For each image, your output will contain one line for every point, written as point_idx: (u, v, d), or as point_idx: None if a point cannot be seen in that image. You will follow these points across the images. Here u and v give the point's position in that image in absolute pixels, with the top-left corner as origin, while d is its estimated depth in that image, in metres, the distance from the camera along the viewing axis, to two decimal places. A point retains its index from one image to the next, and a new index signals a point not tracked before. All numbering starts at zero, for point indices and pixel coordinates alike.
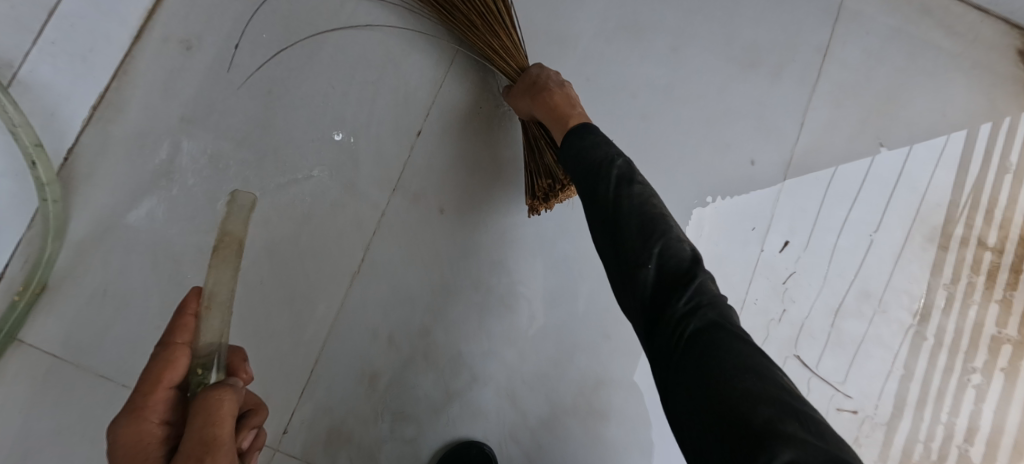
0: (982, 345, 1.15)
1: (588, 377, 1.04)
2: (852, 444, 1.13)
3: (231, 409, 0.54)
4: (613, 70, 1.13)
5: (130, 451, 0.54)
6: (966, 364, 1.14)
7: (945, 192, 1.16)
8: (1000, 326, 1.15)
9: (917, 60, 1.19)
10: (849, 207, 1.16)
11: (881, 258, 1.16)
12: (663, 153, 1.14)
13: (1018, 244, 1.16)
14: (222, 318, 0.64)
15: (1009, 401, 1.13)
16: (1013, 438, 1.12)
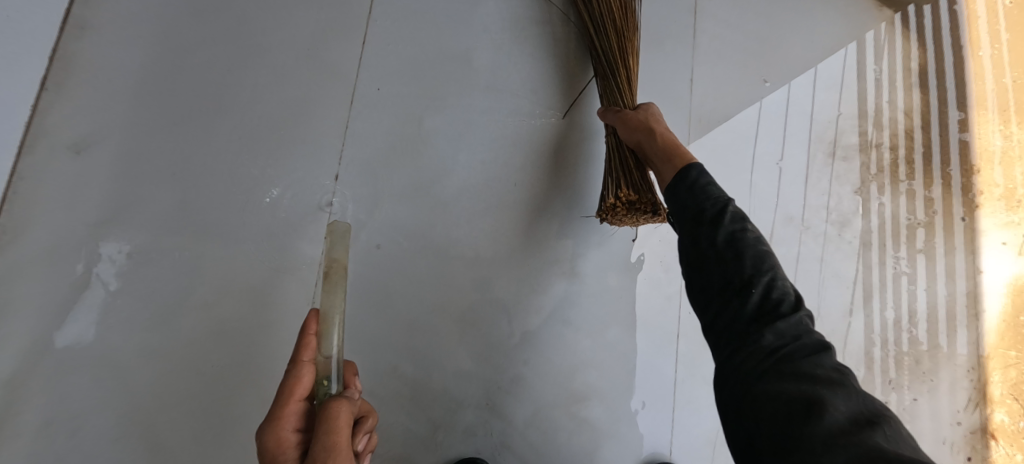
0: (898, 234, 1.24)
1: (559, 369, 1.11)
2: None
3: (347, 416, 0.71)
4: (512, 74, 1.17)
5: (273, 449, 0.71)
6: (883, 254, 1.24)
7: (830, 109, 1.26)
8: (910, 214, 1.25)
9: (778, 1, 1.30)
10: (749, 142, 1.23)
11: (796, 179, 1.24)
12: (581, 137, 1.17)
13: (906, 137, 1.27)
14: (337, 335, 0.80)
15: (934, 278, 1.23)
16: (946, 311, 1.22)
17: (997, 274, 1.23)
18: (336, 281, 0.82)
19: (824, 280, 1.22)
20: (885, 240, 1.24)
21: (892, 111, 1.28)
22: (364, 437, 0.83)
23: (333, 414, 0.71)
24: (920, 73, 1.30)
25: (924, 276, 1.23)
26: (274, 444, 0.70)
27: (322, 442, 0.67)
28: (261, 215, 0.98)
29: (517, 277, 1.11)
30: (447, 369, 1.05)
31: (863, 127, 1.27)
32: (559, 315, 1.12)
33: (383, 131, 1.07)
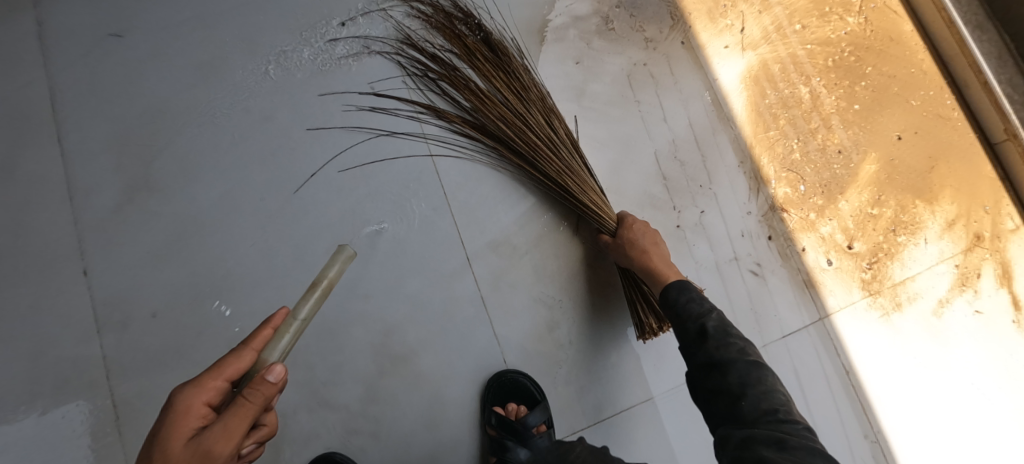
0: (758, 223, 1.29)
1: (422, 369, 1.09)
2: None
3: (249, 417, 0.62)
4: (380, 69, 1.21)
5: (179, 414, 0.63)
6: (741, 246, 1.27)
7: (687, 114, 1.33)
8: (777, 208, 1.30)
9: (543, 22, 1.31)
10: (693, 142, 1.32)
11: (647, 174, 1.28)
12: (453, 132, 1.21)
13: (764, 133, 1.35)
14: (290, 343, 0.71)
15: (793, 265, 1.28)
16: (809, 296, 1.27)
17: (912, 280, 1.32)
18: (310, 287, 0.71)
19: (746, 272, 1.26)
20: (821, 229, 1.31)
21: (750, 110, 1.36)
22: (255, 444, 0.72)
23: (243, 400, 0.62)
24: (839, 86, 1.42)
25: (848, 273, 1.29)
26: (177, 408, 0.63)
27: (213, 431, 0.60)
28: (137, 211, 1.08)
29: (388, 268, 1.12)
30: (357, 354, 1.07)
31: (801, 127, 1.37)
32: (428, 306, 1.12)
33: (258, 130, 1.14)
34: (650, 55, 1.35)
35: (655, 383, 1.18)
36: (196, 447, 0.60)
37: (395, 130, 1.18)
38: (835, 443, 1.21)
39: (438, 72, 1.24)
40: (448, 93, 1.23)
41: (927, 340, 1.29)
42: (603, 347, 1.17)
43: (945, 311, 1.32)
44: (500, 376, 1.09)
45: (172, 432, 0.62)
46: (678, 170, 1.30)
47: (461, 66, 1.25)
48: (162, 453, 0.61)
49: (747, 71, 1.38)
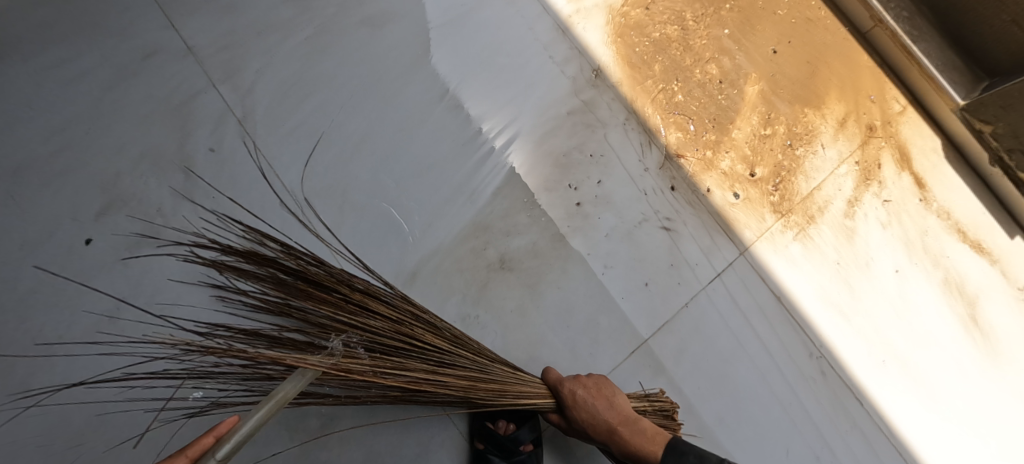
0: (658, 175, 1.25)
1: (349, 431, 1.01)
2: (619, 321, 1.17)
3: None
4: (216, 125, 1.07)
5: None
6: (646, 204, 1.23)
7: (561, 84, 1.27)
8: (673, 155, 1.27)
9: (383, 25, 1.19)
10: (574, 113, 1.26)
11: (536, 157, 1.22)
12: (318, 171, 1.10)
13: (642, 83, 1.30)
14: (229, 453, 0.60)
15: (701, 208, 1.25)
16: (725, 234, 1.25)
17: (819, 189, 1.32)
18: (264, 398, 0.63)
19: (659, 229, 1.22)
20: (721, 164, 1.28)
21: (623, 62, 1.31)
22: None
23: None
24: (704, 14, 1.37)
25: (757, 202, 1.28)
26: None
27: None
28: None
29: None
30: (270, 439, 0.98)
31: (678, 67, 1.33)
32: None
33: (94, 229, 1.01)
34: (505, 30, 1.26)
35: (596, 367, 1.14)
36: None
37: (253, 187, 1.07)
38: (783, 369, 1.22)
39: (280, 109, 1.11)
40: (296, 130, 1.11)
41: (846, 244, 1.31)
42: (535, 347, 1.12)
43: (857, 209, 1.33)
44: None
45: None
46: (566, 143, 1.24)
47: (304, 96, 1.13)
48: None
49: (609, 24, 1.32)
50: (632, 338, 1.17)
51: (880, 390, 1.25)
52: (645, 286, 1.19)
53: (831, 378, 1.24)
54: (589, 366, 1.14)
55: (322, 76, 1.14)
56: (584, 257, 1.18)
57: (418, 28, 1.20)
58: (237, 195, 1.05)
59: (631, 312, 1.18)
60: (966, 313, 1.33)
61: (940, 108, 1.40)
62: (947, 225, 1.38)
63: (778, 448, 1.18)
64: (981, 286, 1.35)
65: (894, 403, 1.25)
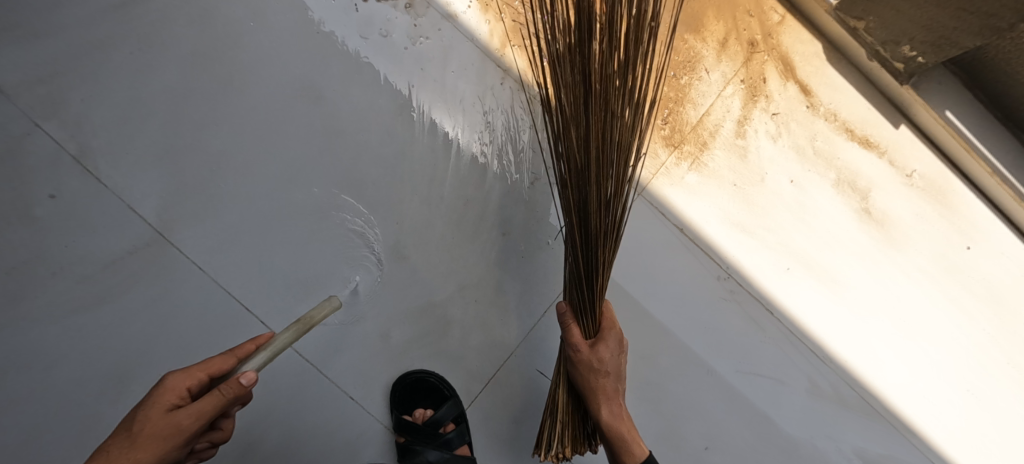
0: (546, 130, 1.23)
1: (270, 447, 1.00)
2: (529, 284, 1.17)
3: (213, 406, 0.63)
4: (56, 170, 1.00)
5: (157, 394, 0.65)
6: (537, 162, 1.21)
7: (427, 50, 1.18)
8: (557, 106, 1.24)
9: (221, 28, 1.11)
10: (446, 79, 1.19)
11: (416, 133, 1.16)
12: (181, 196, 1.05)
13: (511, 33, 1.23)
14: (262, 362, 0.68)
15: None
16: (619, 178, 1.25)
17: (708, 115, 1.33)
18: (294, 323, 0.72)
19: (553, 186, 1.21)
20: None
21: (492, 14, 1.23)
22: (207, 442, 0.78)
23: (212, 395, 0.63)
24: None
25: (647, 139, 1.28)
26: (164, 385, 0.66)
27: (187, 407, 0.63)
28: None
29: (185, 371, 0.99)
30: None
31: None
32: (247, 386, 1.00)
33: None
34: (355, 4, 1.16)
35: (513, 332, 1.15)
36: (166, 421, 0.62)
37: (115, 227, 1.01)
38: (694, 297, 1.26)
39: (123, 139, 1.04)
40: (149, 157, 1.05)
41: (740, 163, 1.33)
42: (446, 329, 1.12)
43: (748, 128, 1.35)
44: (402, 381, 1.06)
45: (149, 407, 0.64)
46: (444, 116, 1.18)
47: (147, 120, 1.06)
48: (144, 422, 0.63)
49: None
50: (544, 298, 1.18)
51: (789, 295, 1.31)
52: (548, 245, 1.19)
53: (742, 294, 1.29)
54: (505, 333, 1.14)
55: (165, 95, 1.07)
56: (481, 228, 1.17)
57: (260, 23, 1.13)
58: (100, 237, 1.00)
59: (537, 273, 1.18)
60: (861, 206, 1.39)
61: (815, 10, 1.40)
62: (835, 127, 1.41)
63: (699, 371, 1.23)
64: (872, 178, 1.40)
65: (805, 306, 1.32)
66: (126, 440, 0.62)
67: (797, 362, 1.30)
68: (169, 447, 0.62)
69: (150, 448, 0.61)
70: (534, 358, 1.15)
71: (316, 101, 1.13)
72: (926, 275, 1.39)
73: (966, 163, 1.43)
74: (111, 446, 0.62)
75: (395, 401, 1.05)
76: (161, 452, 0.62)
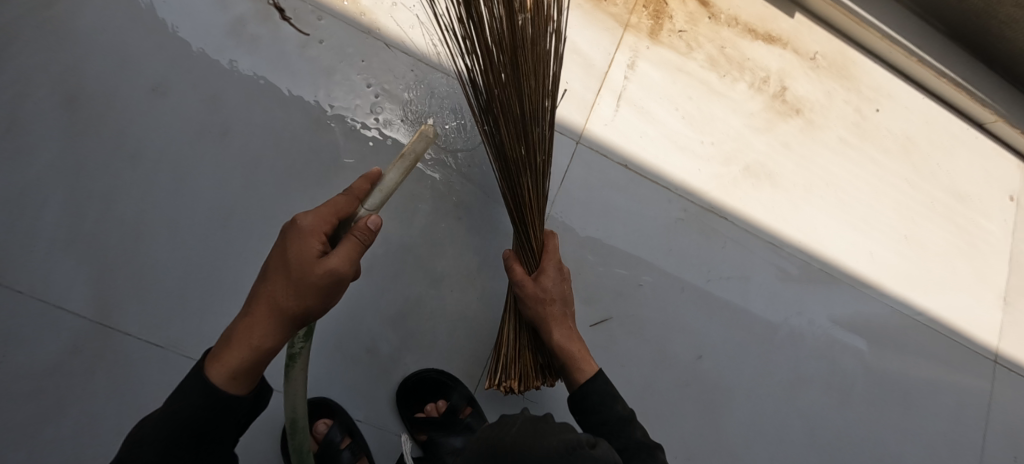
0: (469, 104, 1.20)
1: None
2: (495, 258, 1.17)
3: (354, 252, 0.66)
4: None
5: (298, 236, 0.65)
6: (470, 139, 1.19)
7: (324, 57, 1.13)
8: None
9: (92, 88, 1.01)
10: (354, 81, 1.14)
11: (338, 143, 1.11)
12: (108, 275, 0.97)
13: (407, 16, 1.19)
14: (379, 200, 0.68)
15: None
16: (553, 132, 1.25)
17: (621, 49, 1.34)
18: (399, 157, 0.64)
19: (492, 158, 1.20)
20: None
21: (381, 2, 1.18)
22: None
23: (350, 240, 0.65)
24: None
25: (569, 87, 1.28)
26: (304, 231, 0.65)
27: (335, 255, 0.64)
28: None
29: None
30: None
31: None
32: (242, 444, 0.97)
33: None
34: (234, 29, 1.09)
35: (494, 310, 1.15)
36: (323, 270, 0.63)
37: (46, 329, 0.93)
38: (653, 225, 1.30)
39: (20, 234, 0.94)
40: (57, 246, 0.95)
41: (661, 87, 1.36)
42: (429, 325, 1.11)
43: (659, 52, 1.38)
44: (404, 384, 1.06)
45: (298, 250, 0.65)
46: (363, 119, 1.13)
47: (41, 208, 0.96)
48: (297, 268, 0.64)
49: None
50: None
51: (739, 198, 1.38)
52: (503, 216, 1.19)
53: (697, 210, 1.34)
54: (486, 313, 1.15)
55: (50, 176, 0.97)
56: (434, 219, 1.15)
57: (134, 71, 1.03)
58: (33, 344, 0.92)
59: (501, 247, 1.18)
60: (780, 99, 1.47)
61: None
62: (739, 31, 1.46)
63: (674, 291, 1.30)
64: (781, 70, 1.48)
65: (755, 204, 1.39)
66: (287, 286, 0.64)
67: (761, 256, 1.37)
68: (329, 294, 0.66)
69: (312, 294, 0.64)
70: None
71: (223, 136, 1.05)
72: (848, 145, 1.50)
73: (900, 63, 1.55)
74: (274, 292, 0.65)
75: (405, 395, 1.06)
76: (319, 294, 0.65)
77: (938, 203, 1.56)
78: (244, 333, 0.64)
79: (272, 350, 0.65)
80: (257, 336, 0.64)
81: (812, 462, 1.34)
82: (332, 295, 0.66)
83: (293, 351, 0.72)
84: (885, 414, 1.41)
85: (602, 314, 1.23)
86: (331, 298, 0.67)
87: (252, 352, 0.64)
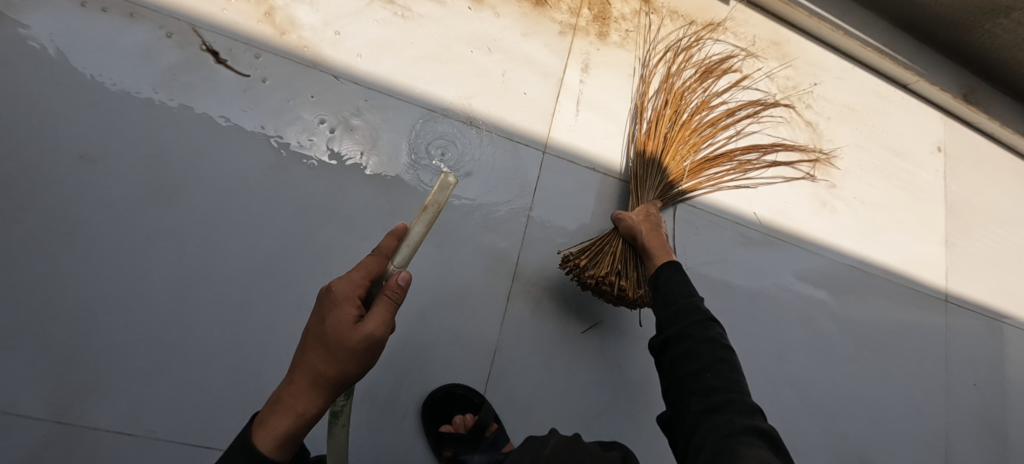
0: (431, 127, 1.17)
1: None
2: (480, 279, 1.15)
3: (389, 314, 0.64)
4: None
5: (332, 302, 0.64)
6: (436, 162, 1.16)
7: (271, 96, 1.07)
8: (431, 100, 1.18)
9: (9, 162, 0.90)
10: (307, 117, 1.09)
11: (299, 186, 1.05)
12: (58, 366, 0.87)
13: (353, 45, 1.14)
14: (407, 256, 0.67)
15: (486, 134, 1.21)
16: (520, 143, 1.24)
17: (573, 54, 1.35)
18: (422, 209, 0.65)
19: (462, 178, 1.18)
20: (481, 81, 1.23)
21: (323, 33, 1.13)
22: None
23: (383, 302, 0.64)
24: None
25: (528, 98, 1.27)
26: (337, 296, 0.64)
27: (371, 320, 0.62)
28: None
29: None
30: None
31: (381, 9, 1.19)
32: None
33: None
34: (167, 78, 1.02)
35: (486, 332, 1.13)
36: (359, 337, 0.62)
37: None
38: None
39: None
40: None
41: (617, 85, 1.38)
42: (424, 358, 1.08)
43: (609, 52, 1.39)
44: (437, 392, 1.05)
45: (332, 317, 0.63)
46: (322, 157, 1.08)
47: None
48: (333, 336, 0.63)
49: (281, 6, 1.12)
50: (500, 287, 1.16)
51: None
52: (481, 236, 1.17)
53: (666, 201, 1.36)
54: (480, 337, 1.12)
55: None
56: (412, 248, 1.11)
57: (56, 136, 0.93)
58: None
59: (484, 267, 1.15)
60: (728, 84, 1.52)
61: None
62: (681, 23, 1.51)
63: None
64: (724, 56, 1.54)
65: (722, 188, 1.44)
66: (325, 355, 0.63)
67: (734, 236, 1.42)
68: (367, 357, 0.64)
69: (351, 362, 0.63)
70: (514, 346, 1.14)
71: (174, 197, 0.98)
72: (791, 119, 1.59)
73: (826, 36, 1.69)
74: (313, 361, 0.63)
75: (432, 408, 1.05)
76: (360, 359, 0.63)
77: (875, 162, 1.69)
78: (287, 403, 0.62)
79: (315, 415, 0.64)
80: (301, 403, 0.63)
81: (813, 427, 1.37)
82: (370, 358, 0.65)
83: (335, 408, 0.73)
84: (867, 369, 1.48)
85: (594, 319, 1.22)
86: (369, 362, 0.66)
87: (298, 420, 0.62)
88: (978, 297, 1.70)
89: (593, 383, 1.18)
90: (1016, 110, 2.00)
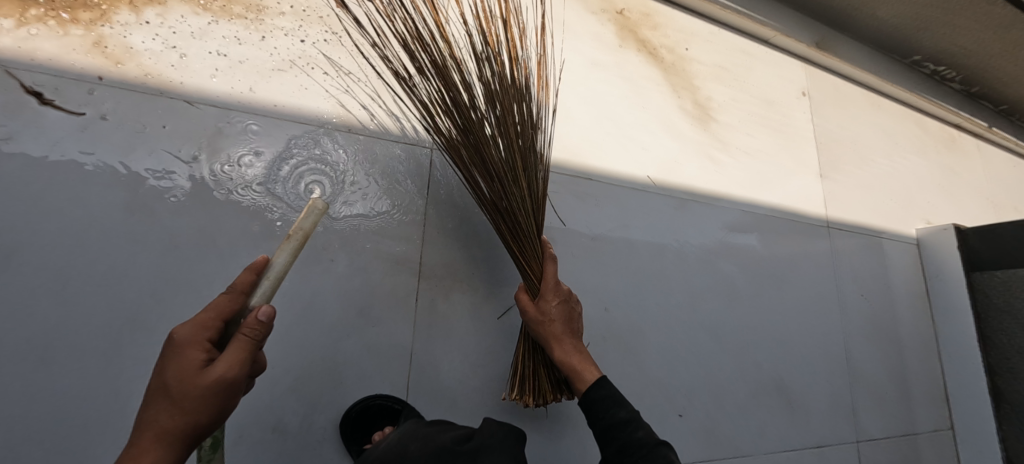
0: (306, 141, 1.13)
1: None
2: (383, 285, 1.12)
3: (244, 353, 0.61)
4: None
5: (177, 348, 0.61)
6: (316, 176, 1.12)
7: (116, 132, 0.99)
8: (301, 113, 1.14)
9: None
10: (163, 150, 1.01)
11: (166, 224, 0.99)
12: None
13: (203, 68, 1.08)
14: (269, 290, 0.67)
15: (366, 139, 1.18)
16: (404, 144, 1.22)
17: None
18: (286, 239, 0.68)
19: (347, 187, 1.14)
20: (353, 88, 1.20)
21: (168, 59, 1.06)
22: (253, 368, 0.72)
23: (237, 340, 0.62)
24: None
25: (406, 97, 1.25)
26: (183, 342, 0.61)
27: (221, 360, 0.60)
28: None
29: None
30: None
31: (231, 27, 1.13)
32: None
33: None
34: None
35: (399, 337, 1.10)
36: (207, 380, 0.59)
37: None
38: None
39: None
40: None
41: None
42: (336, 377, 1.04)
43: (484, 41, 1.40)
44: (353, 409, 1.02)
45: (178, 365, 0.60)
46: (186, 188, 1.01)
47: None
48: (177, 385, 0.59)
49: (111, 35, 1.03)
50: (407, 290, 1.14)
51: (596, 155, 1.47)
52: (377, 242, 1.14)
53: (562, 178, 1.40)
54: (392, 344, 1.10)
55: None
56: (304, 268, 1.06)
57: None
58: None
59: (386, 273, 1.13)
60: (604, 59, 1.59)
61: None
62: None
63: (567, 256, 1.34)
64: (596, 33, 1.60)
65: (614, 158, 1.50)
66: (172, 406, 0.59)
67: (632, 200, 1.48)
68: (223, 401, 0.61)
69: (202, 409, 0.59)
70: (430, 346, 1.13)
71: (19, 258, 0.89)
72: (668, 84, 1.69)
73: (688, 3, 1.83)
74: (157, 415, 0.59)
75: (353, 428, 1.01)
76: (215, 405, 0.60)
77: (749, 112, 1.83)
78: None
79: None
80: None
81: (731, 363, 1.46)
82: (228, 402, 0.61)
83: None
84: (771, 301, 1.60)
85: (508, 303, 1.23)
86: (227, 408, 0.62)
87: None
88: (855, 218, 1.89)
89: (516, 364, 1.20)
90: (861, 50, 2.25)
